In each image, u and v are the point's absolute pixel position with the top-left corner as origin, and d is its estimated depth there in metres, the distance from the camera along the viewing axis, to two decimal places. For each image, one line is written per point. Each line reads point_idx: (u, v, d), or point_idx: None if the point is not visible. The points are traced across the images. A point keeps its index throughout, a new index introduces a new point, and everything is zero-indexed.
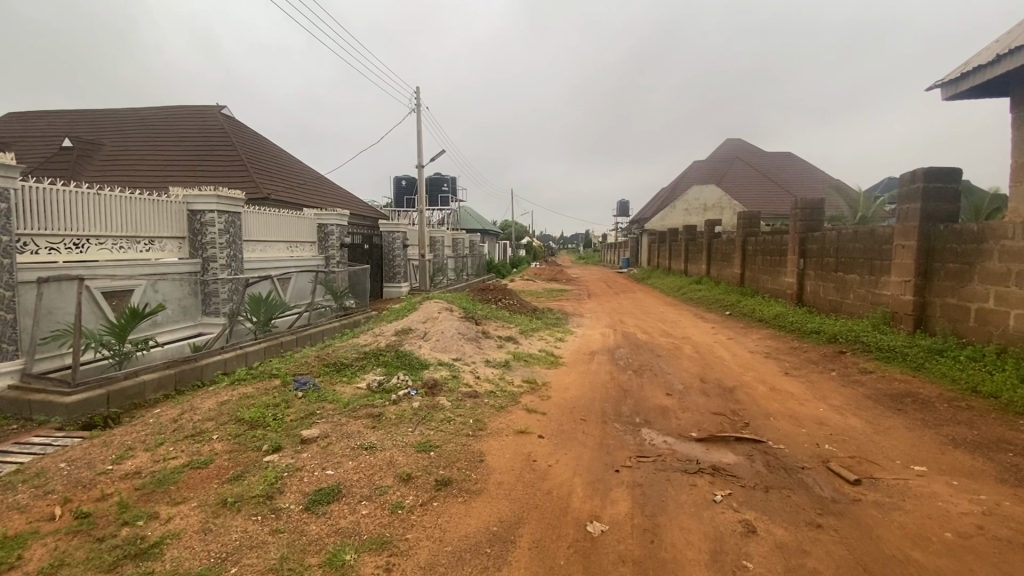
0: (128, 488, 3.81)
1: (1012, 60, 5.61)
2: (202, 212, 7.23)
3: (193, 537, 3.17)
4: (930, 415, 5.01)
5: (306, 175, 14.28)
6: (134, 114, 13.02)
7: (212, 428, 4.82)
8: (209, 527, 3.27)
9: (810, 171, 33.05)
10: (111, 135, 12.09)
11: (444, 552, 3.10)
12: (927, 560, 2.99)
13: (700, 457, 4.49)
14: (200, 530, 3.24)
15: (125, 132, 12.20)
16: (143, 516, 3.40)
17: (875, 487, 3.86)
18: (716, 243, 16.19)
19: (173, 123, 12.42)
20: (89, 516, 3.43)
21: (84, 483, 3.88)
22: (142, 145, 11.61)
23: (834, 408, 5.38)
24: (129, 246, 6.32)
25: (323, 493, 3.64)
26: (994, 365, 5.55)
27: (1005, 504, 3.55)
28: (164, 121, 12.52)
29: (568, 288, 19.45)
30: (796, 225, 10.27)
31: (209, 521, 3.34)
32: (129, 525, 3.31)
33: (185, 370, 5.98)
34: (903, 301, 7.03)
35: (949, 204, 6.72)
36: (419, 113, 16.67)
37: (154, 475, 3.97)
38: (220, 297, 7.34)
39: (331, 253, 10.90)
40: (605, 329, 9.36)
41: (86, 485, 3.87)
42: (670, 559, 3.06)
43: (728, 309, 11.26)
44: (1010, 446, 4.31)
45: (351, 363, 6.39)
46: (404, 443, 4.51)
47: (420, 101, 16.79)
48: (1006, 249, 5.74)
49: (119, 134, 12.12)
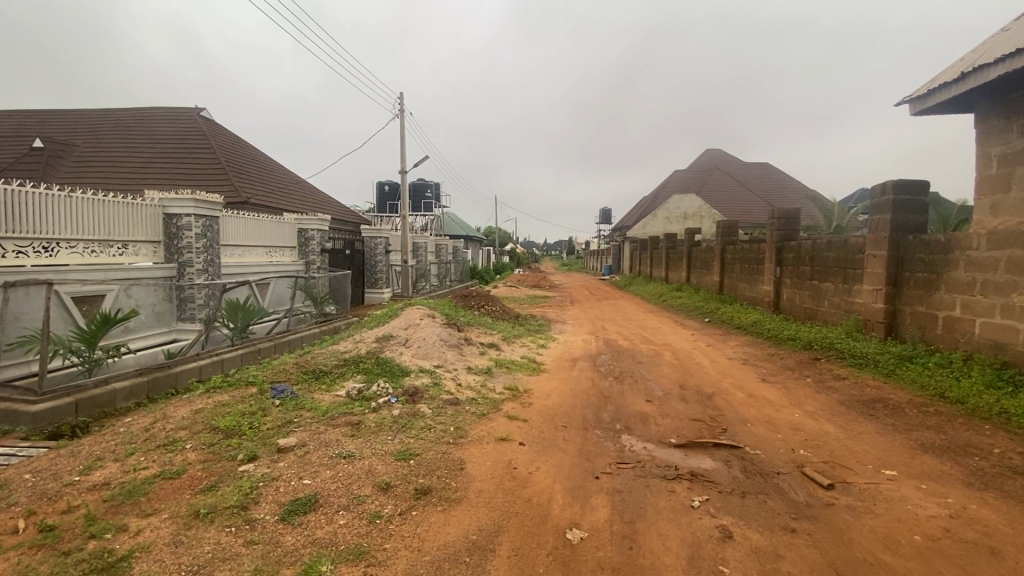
0: (95, 500, 3.70)
1: (976, 78, 5.88)
2: (179, 216, 7.06)
3: (164, 549, 3.09)
4: (901, 420, 5.16)
5: (287, 179, 14.10)
6: (110, 115, 12.75)
7: (185, 437, 4.70)
8: (180, 539, 3.20)
9: (785, 182, 33.74)
10: (82, 136, 11.79)
11: (423, 562, 3.08)
12: (896, 563, 3.07)
13: (679, 463, 4.55)
14: (171, 543, 3.16)
15: (98, 132, 11.92)
16: (111, 529, 3.30)
17: (848, 492, 3.95)
18: (695, 252, 16.42)
19: (149, 124, 12.18)
20: (54, 528, 3.33)
21: (50, 495, 3.76)
22: (115, 146, 11.34)
23: (808, 413, 5.50)
24: (101, 251, 6.17)
25: (300, 503, 3.59)
26: (961, 370, 5.75)
27: (972, 507, 3.67)
28: (139, 122, 12.26)
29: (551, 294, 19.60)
30: (774, 233, 10.49)
31: (181, 533, 3.26)
32: (96, 538, 3.22)
33: (159, 377, 5.84)
34: (875, 309, 7.23)
35: (918, 216, 6.94)
36: (403, 119, 16.56)
37: (123, 486, 3.87)
38: (197, 303, 7.13)
39: (311, 258, 10.74)
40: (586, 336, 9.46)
41: (51, 496, 3.75)
42: (648, 566, 3.09)
43: (708, 315, 11.45)
44: (976, 451, 4.46)
45: (331, 371, 6.31)
46: (383, 451, 4.47)
47: (403, 105, 16.67)
48: (971, 259, 5.96)
49: (92, 134, 11.84)
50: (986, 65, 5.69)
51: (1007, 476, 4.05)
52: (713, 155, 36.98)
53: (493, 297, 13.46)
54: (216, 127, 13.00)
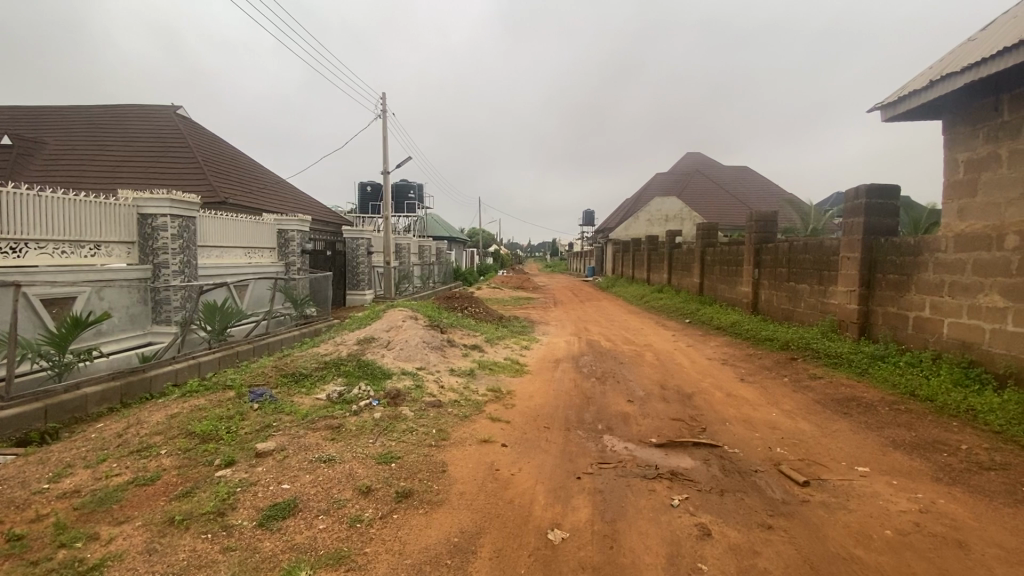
0: (65, 508, 3.60)
1: (944, 87, 6.08)
2: (154, 216, 6.91)
3: (138, 558, 3.02)
4: (874, 418, 5.30)
5: (265, 178, 13.88)
6: (81, 111, 12.42)
7: (159, 443, 4.59)
8: (154, 547, 3.12)
9: (764, 185, 34.35)
10: (52, 133, 11.46)
11: (404, 565, 3.06)
12: (868, 557, 3.16)
13: (660, 462, 4.60)
14: (144, 551, 3.08)
15: (68, 128, 11.61)
16: (82, 537, 3.22)
17: (822, 488, 4.05)
18: (676, 253, 16.62)
19: (123, 121, 11.89)
20: (23, 538, 3.23)
21: (17, 504, 3.64)
22: (86, 143, 11.05)
23: (785, 412, 5.62)
24: (72, 252, 5.99)
25: (279, 507, 3.54)
26: (930, 369, 5.93)
27: (940, 502, 3.78)
28: (112, 119, 11.97)
29: (533, 296, 19.64)
30: (752, 235, 10.68)
31: (154, 541, 3.19)
32: (67, 547, 3.13)
33: (133, 382, 5.69)
34: (848, 310, 7.41)
35: (890, 219, 7.13)
36: (384, 119, 16.42)
37: (95, 494, 3.77)
38: (173, 305, 6.97)
39: (291, 259, 10.58)
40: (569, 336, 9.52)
41: (19, 505, 3.64)
42: (628, 564, 3.12)
43: (689, 316, 11.62)
44: (944, 447, 4.60)
45: (311, 373, 6.23)
46: (363, 455, 4.43)
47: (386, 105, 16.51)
48: (940, 261, 6.15)
49: (61, 131, 11.53)
50: (954, 74, 5.88)
51: (973, 471, 4.19)
52: (692, 159, 37.48)
53: (474, 298, 13.43)
54: (194, 125, 12.75)
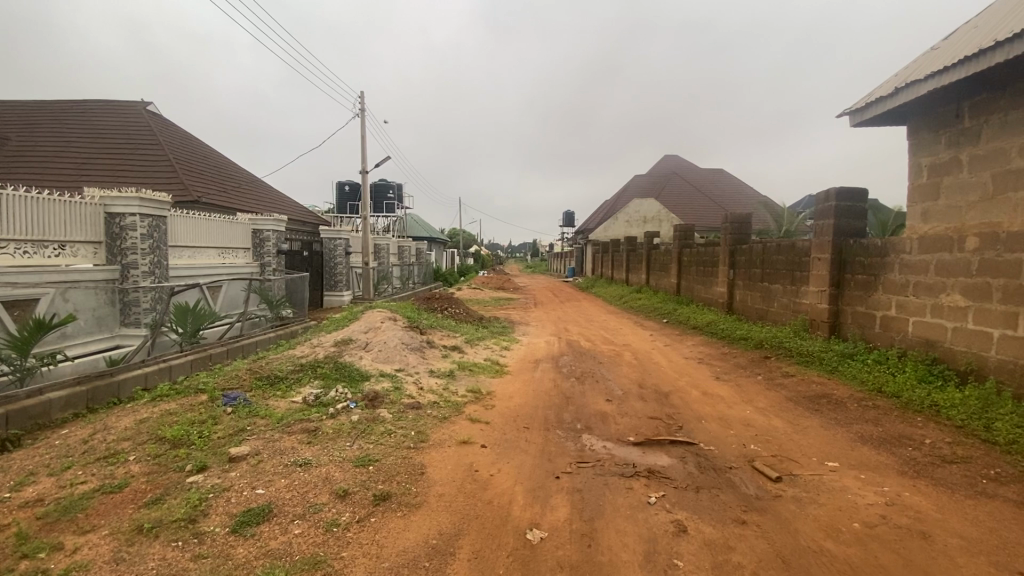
0: (27, 517, 3.46)
1: (907, 93, 6.29)
2: (122, 215, 6.69)
3: (104, 567, 2.92)
4: (844, 414, 5.44)
5: (240, 176, 13.59)
6: (45, 105, 12.00)
7: (127, 449, 4.45)
8: (121, 556, 3.03)
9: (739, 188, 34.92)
10: (11, 127, 11.05)
11: (383, 569, 3.03)
12: (837, 549, 3.24)
13: (637, 460, 4.64)
14: (111, 560, 2.99)
15: (29, 123, 11.20)
16: (45, 548, 3.10)
17: (794, 483, 4.14)
18: (654, 254, 16.79)
19: (88, 116, 11.51)
20: None
21: None
22: (47, 138, 10.67)
23: (758, 410, 5.73)
24: (35, 252, 5.76)
25: (253, 513, 3.47)
26: (896, 367, 6.12)
27: (906, 495, 3.90)
28: (76, 114, 11.58)
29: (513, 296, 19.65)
30: (727, 237, 10.88)
31: (122, 549, 3.09)
32: (29, 558, 3.01)
33: (99, 386, 5.50)
34: (819, 309, 7.60)
35: (858, 222, 7.34)
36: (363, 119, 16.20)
37: (59, 502, 3.63)
38: (142, 307, 6.77)
39: (266, 260, 10.36)
40: (549, 336, 9.57)
41: None
42: (606, 562, 3.14)
43: (667, 316, 11.76)
44: (909, 441, 4.75)
45: (286, 376, 6.11)
46: (341, 458, 4.36)
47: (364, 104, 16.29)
48: (905, 262, 6.35)
49: (22, 125, 11.11)
50: (917, 81, 6.09)
51: (937, 465, 4.33)
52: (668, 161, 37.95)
53: (452, 298, 13.37)
54: (165, 122, 12.41)
